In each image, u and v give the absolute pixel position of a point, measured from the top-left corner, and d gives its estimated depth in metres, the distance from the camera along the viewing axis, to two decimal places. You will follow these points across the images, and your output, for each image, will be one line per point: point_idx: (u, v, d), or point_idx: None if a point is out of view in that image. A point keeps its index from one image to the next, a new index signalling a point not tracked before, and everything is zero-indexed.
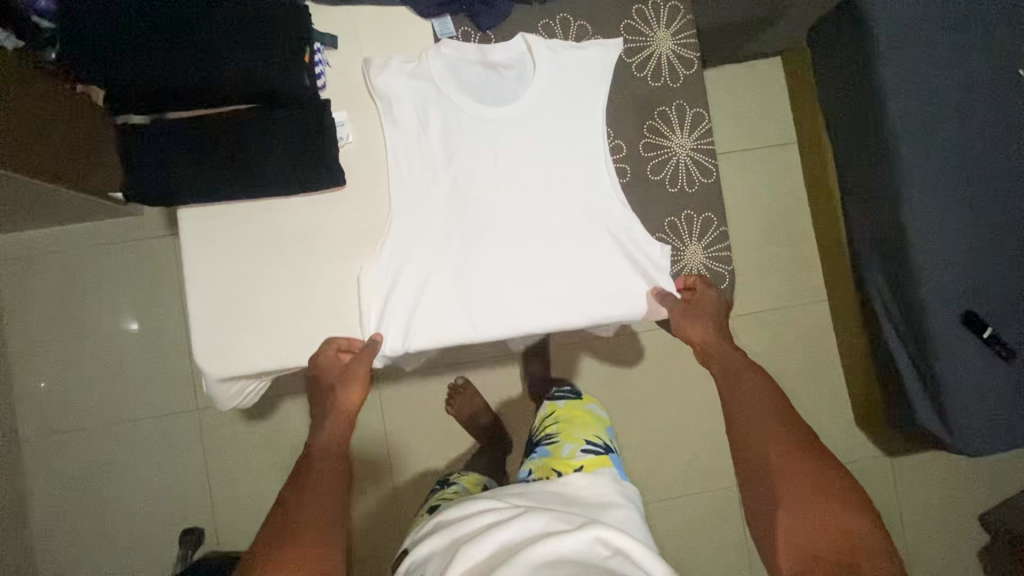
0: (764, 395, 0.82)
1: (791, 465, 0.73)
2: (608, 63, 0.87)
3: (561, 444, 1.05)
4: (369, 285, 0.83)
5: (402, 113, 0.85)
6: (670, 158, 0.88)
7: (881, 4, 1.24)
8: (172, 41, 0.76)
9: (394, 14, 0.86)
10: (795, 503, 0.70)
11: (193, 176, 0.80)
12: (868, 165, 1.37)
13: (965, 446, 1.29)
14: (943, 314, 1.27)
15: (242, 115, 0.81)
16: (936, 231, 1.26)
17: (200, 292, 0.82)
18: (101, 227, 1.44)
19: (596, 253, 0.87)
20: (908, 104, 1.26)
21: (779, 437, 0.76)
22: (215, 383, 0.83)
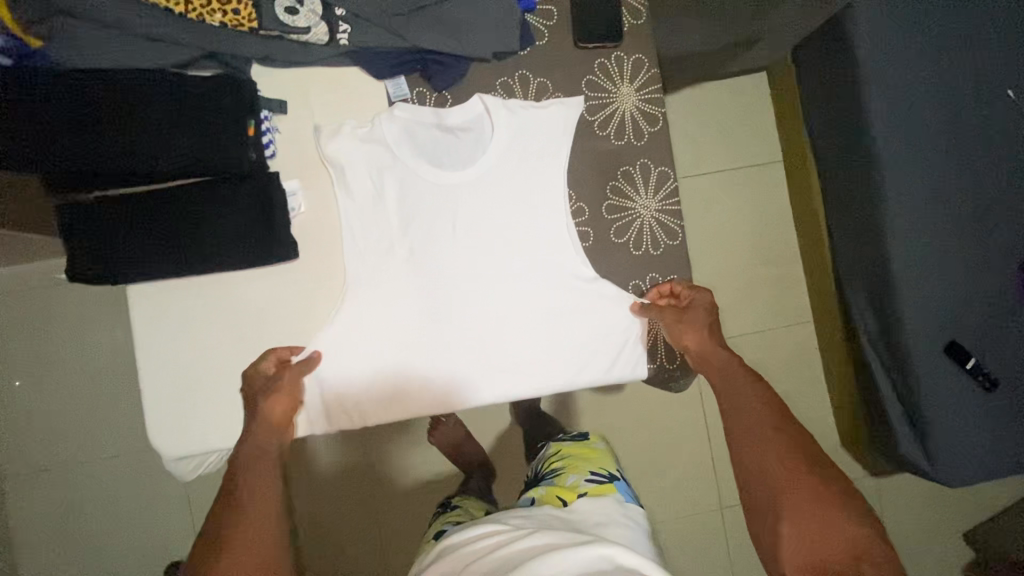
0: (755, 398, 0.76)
1: (788, 475, 0.68)
2: (570, 123, 0.84)
3: (566, 475, 1.01)
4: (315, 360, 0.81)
5: (355, 180, 0.82)
6: (635, 220, 0.86)
7: (868, 26, 1.19)
8: (112, 116, 0.73)
9: (348, 76, 0.83)
10: (798, 515, 0.65)
11: (137, 254, 0.77)
12: (850, 193, 1.32)
13: (949, 479, 1.22)
14: (926, 343, 1.21)
15: (188, 188, 0.78)
16: (919, 258, 1.21)
17: (153, 371, 0.80)
18: None
19: (551, 319, 0.84)
20: (894, 129, 1.20)
21: (776, 445, 0.71)
22: (172, 461, 0.82)
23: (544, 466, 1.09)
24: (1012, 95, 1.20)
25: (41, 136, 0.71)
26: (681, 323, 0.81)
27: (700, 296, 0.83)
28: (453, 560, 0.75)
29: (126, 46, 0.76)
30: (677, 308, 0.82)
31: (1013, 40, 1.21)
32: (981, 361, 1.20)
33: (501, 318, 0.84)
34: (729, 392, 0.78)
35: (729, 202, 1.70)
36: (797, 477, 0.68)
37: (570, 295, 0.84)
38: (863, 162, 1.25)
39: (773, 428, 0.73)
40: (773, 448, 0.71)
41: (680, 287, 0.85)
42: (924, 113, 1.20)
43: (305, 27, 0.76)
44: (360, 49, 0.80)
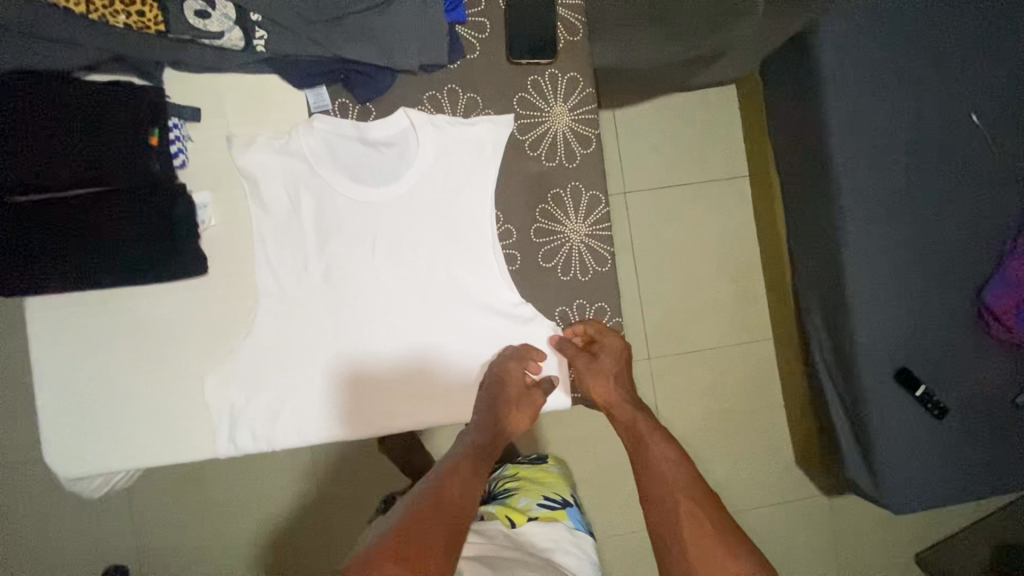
0: (671, 464, 0.75)
1: (703, 551, 0.67)
2: (496, 142, 0.81)
3: (517, 496, 0.98)
4: (218, 385, 0.77)
5: (271, 195, 0.78)
6: (564, 245, 0.83)
7: (828, 45, 1.17)
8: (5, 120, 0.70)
9: (267, 84, 0.80)
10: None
11: (27, 266, 0.73)
12: (807, 214, 1.30)
13: (893, 506, 1.21)
14: (875, 369, 1.20)
15: (90, 198, 0.74)
16: (872, 282, 1.19)
17: (51, 388, 0.77)
18: None
19: (475, 345, 0.81)
20: (852, 152, 1.18)
21: (689, 518, 0.69)
22: (70, 481, 0.78)
23: (497, 484, 1.04)
24: (973, 121, 1.18)
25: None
26: (590, 373, 0.81)
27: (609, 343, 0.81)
28: None
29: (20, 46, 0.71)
30: (587, 356, 0.81)
31: (977, 64, 1.18)
32: (930, 388, 1.19)
33: (421, 343, 0.81)
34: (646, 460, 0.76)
35: (692, 216, 1.67)
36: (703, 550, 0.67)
37: (497, 321, 0.81)
38: (820, 185, 1.23)
39: (688, 500, 0.72)
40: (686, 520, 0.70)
41: (591, 329, 0.82)
42: (881, 138, 1.18)
43: (219, 32, 0.72)
44: (278, 56, 0.76)
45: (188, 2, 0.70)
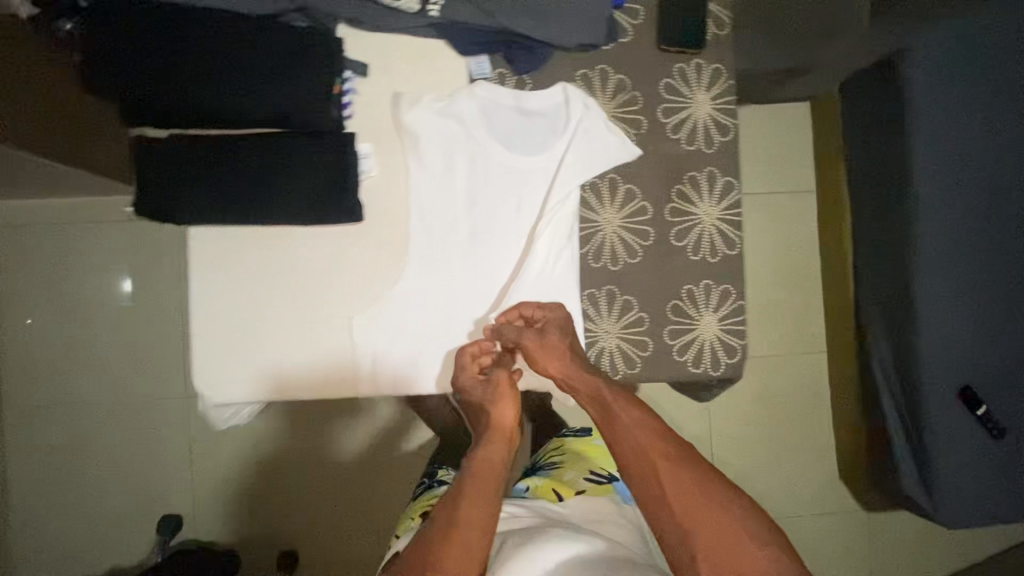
0: (642, 426, 0.73)
1: (692, 507, 0.67)
2: (625, 154, 0.85)
3: (564, 470, 1.01)
4: (365, 326, 0.82)
5: (429, 154, 0.82)
6: (696, 226, 0.86)
7: (925, 59, 1.15)
8: (202, 54, 0.72)
9: (432, 47, 0.83)
10: (708, 555, 0.65)
11: (204, 196, 0.77)
12: (874, 229, 1.31)
13: (947, 520, 1.22)
14: (940, 385, 1.20)
15: (268, 138, 0.78)
16: (943, 299, 1.20)
17: (207, 316, 0.80)
18: (102, 206, 1.38)
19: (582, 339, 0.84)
20: (940, 169, 1.18)
21: (673, 480, 0.68)
22: (212, 408, 0.82)
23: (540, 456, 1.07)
24: None
25: (120, 81, 0.71)
26: (541, 353, 0.78)
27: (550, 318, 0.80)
28: None
29: None
30: (535, 335, 0.78)
31: None
32: (990, 409, 1.20)
33: (484, 313, 0.83)
34: (620, 433, 0.73)
35: (759, 225, 1.71)
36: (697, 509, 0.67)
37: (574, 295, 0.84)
38: (897, 201, 1.23)
39: (666, 459, 0.70)
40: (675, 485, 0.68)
41: (528, 311, 0.81)
42: (959, 158, 1.17)
43: None
44: (447, 21, 0.79)
45: None
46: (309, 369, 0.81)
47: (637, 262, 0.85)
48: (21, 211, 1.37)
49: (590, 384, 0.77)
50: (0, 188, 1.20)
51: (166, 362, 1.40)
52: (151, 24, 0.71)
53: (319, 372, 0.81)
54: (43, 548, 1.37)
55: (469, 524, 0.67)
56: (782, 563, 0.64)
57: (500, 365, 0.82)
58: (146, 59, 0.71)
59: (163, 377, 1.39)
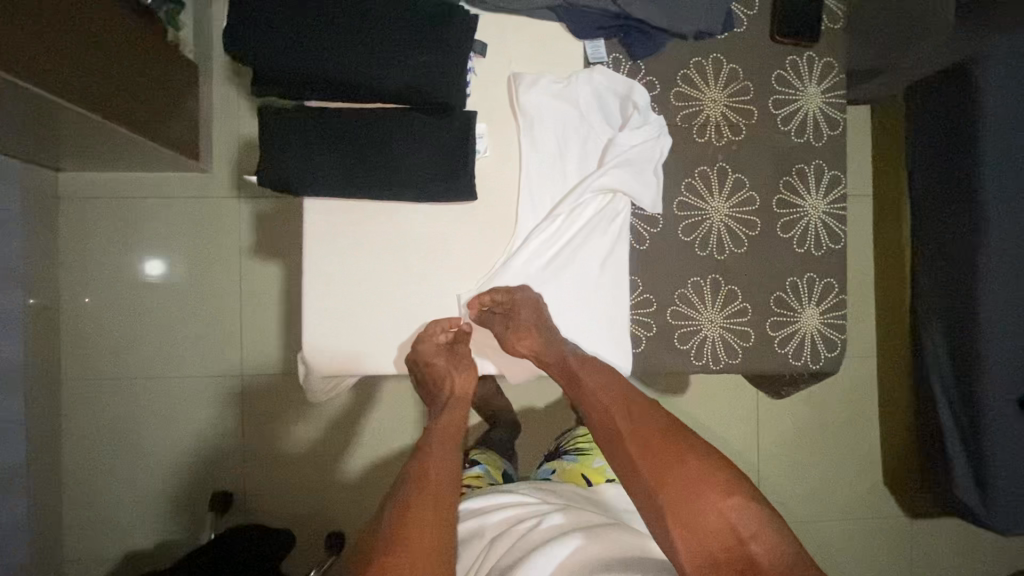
0: (607, 390, 0.75)
1: (655, 463, 0.67)
2: (645, 203, 0.82)
3: (592, 456, 1.04)
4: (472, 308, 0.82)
5: (542, 135, 0.83)
6: (802, 219, 0.86)
7: (1002, 53, 1.08)
8: (339, 27, 0.73)
9: (549, 30, 0.84)
10: (674, 508, 0.64)
11: (326, 169, 0.77)
12: (934, 243, 1.24)
13: (1002, 525, 1.18)
14: (1003, 390, 1.14)
15: (392, 114, 0.78)
16: (1007, 301, 1.13)
17: (317, 286, 0.80)
18: (170, 179, 1.38)
19: (621, 360, 0.82)
20: (1011, 165, 1.10)
21: (637, 437, 0.70)
22: (316, 379, 0.82)
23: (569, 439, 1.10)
24: None
25: (257, 45, 0.72)
26: (512, 332, 0.78)
27: (525, 296, 0.79)
28: (474, 521, 0.84)
29: None
30: (505, 318, 0.78)
31: None
32: None
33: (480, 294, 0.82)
34: (586, 399, 0.75)
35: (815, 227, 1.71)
36: (670, 465, 0.67)
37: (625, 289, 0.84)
38: (960, 215, 1.16)
39: (630, 420, 0.72)
40: (642, 444, 0.69)
41: (499, 295, 0.79)
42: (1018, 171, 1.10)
43: None
44: (568, 4, 0.81)
45: None
46: (319, 342, 0.80)
47: (743, 251, 0.85)
48: (88, 182, 1.36)
49: (556, 355, 0.78)
50: (79, 153, 1.20)
51: (225, 340, 1.40)
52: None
53: (333, 348, 0.80)
54: (96, 517, 1.37)
55: (421, 495, 0.65)
56: (749, 511, 0.64)
57: (463, 340, 0.82)
58: (286, 28, 0.72)
59: (222, 354, 1.40)
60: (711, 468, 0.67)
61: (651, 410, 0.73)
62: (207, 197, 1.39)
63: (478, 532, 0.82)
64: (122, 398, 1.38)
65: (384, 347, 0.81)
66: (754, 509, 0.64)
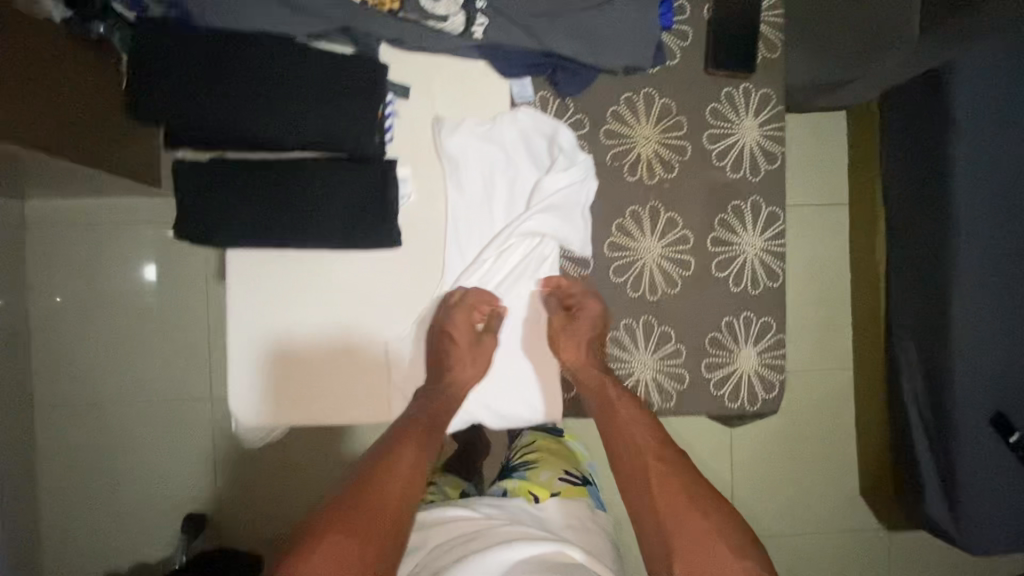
0: (639, 425, 0.78)
1: (675, 508, 0.71)
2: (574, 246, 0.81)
3: (538, 471, 1.01)
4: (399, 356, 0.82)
5: (468, 178, 0.81)
6: (738, 257, 0.84)
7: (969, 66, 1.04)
8: (249, 81, 0.72)
9: (473, 68, 0.82)
10: (683, 553, 0.68)
11: (243, 221, 0.76)
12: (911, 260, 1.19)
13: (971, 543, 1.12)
14: (973, 401, 1.09)
15: (308, 164, 0.77)
16: (980, 312, 1.07)
17: (242, 337, 0.80)
18: (133, 203, 1.36)
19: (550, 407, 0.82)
20: (985, 172, 1.05)
21: (660, 481, 0.73)
22: (245, 429, 0.82)
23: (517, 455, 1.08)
24: None
25: (167, 97, 0.71)
26: (563, 338, 0.80)
27: (590, 306, 0.81)
28: (420, 537, 0.85)
29: (262, 10, 0.73)
30: (563, 317, 0.80)
31: None
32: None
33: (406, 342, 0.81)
34: (618, 431, 0.78)
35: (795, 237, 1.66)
36: (687, 513, 0.70)
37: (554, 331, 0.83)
38: (931, 231, 1.12)
39: (655, 460, 0.75)
40: (663, 483, 0.73)
41: (575, 287, 0.81)
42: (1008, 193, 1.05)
43: (444, 15, 0.76)
44: (490, 44, 0.78)
45: None
46: (244, 394, 0.80)
47: (676, 292, 0.84)
48: (45, 211, 1.35)
49: (596, 378, 0.81)
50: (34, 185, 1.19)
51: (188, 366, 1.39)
52: (201, 41, 0.71)
53: (258, 398, 0.80)
54: (71, 541, 1.39)
55: (381, 498, 0.70)
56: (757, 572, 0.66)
57: (492, 331, 0.82)
58: (195, 85, 0.71)
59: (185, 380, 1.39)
60: (727, 527, 0.69)
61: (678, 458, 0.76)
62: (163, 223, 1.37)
63: (427, 540, 0.83)
64: (93, 424, 1.39)
65: (310, 396, 0.81)
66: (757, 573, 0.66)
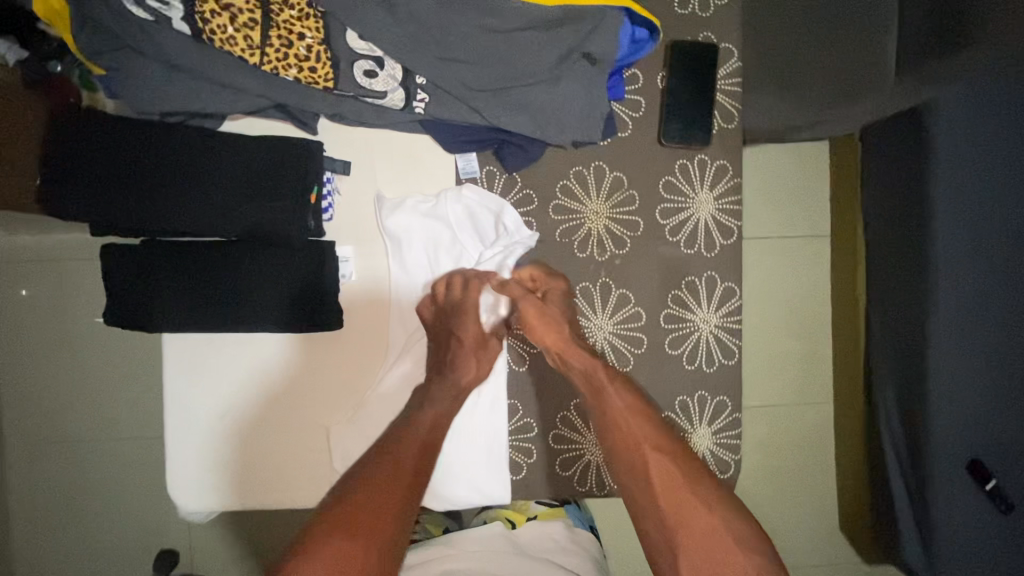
0: (634, 413, 0.69)
1: (679, 504, 0.63)
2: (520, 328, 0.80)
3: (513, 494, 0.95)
4: (340, 443, 0.78)
5: (411, 257, 0.80)
6: (693, 334, 0.82)
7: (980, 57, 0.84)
8: (179, 170, 0.71)
9: (418, 142, 0.79)
10: (689, 553, 0.61)
11: (173, 307, 0.74)
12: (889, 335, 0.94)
13: None
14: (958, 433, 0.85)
15: (241, 249, 0.74)
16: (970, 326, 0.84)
17: (179, 420, 0.78)
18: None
19: (498, 490, 0.80)
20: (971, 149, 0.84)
21: (662, 473, 0.65)
22: (186, 512, 0.80)
23: None
24: None
25: (77, 193, 0.69)
26: (544, 322, 0.74)
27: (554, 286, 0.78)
28: None
29: (196, 90, 0.72)
30: (538, 302, 0.75)
31: None
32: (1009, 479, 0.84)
33: (347, 427, 0.78)
34: (611, 419, 0.69)
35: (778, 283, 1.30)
36: (693, 507, 0.62)
37: (502, 413, 0.81)
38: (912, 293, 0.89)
39: (655, 450, 0.66)
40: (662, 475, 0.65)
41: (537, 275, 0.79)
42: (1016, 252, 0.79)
43: (381, 92, 0.72)
44: (432, 118, 0.76)
45: (359, 62, 0.70)
46: (184, 477, 0.78)
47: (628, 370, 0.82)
48: None
49: (586, 363, 0.72)
50: None
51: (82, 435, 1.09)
52: (123, 137, 0.70)
53: (197, 481, 0.78)
54: None
55: (377, 493, 0.61)
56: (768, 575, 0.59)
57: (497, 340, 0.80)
58: (120, 175, 0.70)
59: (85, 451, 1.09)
60: (736, 522, 0.61)
61: (676, 446, 0.67)
62: (55, 262, 1.04)
63: None
64: None
65: (252, 481, 0.79)
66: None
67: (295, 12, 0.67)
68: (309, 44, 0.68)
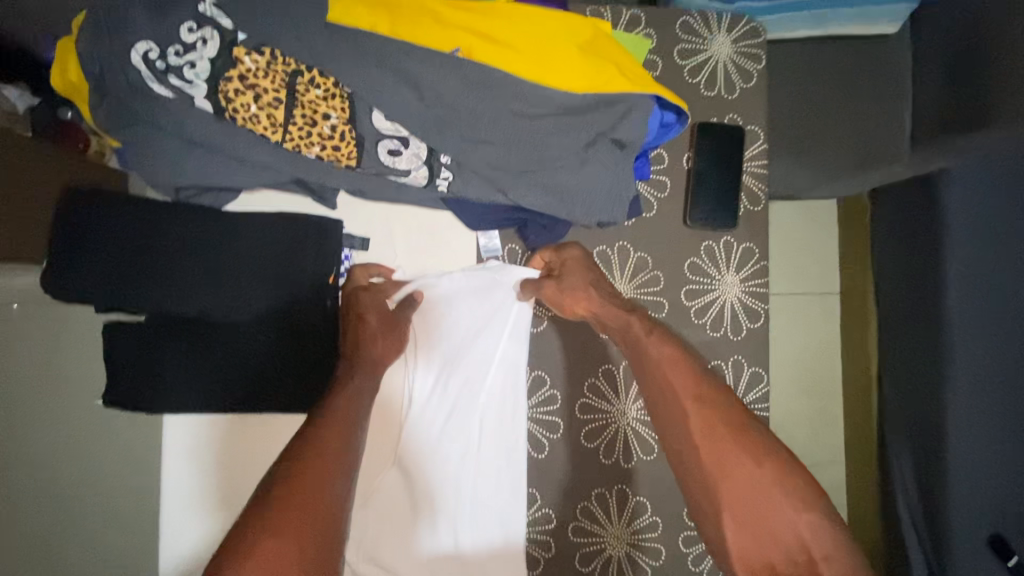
0: (673, 366, 0.67)
1: (722, 455, 0.60)
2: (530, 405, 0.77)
3: None
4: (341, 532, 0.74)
5: (424, 331, 0.78)
6: None
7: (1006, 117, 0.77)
8: (197, 245, 0.70)
9: (439, 219, 0.78)
10: (739, 511, 0.58)
11: (180, 383, 0.72)
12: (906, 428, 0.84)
13: None
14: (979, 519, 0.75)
15: (250, 326, 0.72)
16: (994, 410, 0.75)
17: (177, 490, 0.76)
18: None
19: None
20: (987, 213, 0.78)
21: (701, 422, 0.63)
22: None
23: None
24: None
25: (89, 276, 0.67)
26: (566, 294, 0.73)
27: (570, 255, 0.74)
28: None
29: (215, 166, 0.70)
30: (554, 282, 0.73)
31: None
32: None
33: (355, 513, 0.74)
34: (649, 371, 0.68)
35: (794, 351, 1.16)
36: (742, 463, 0.59)
37: (517, 500, 0.76)
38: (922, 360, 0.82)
39: (698, 403, 0.64)
40: (704, 431, 0.62)
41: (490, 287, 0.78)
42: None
43: (405, 170, 0.70)
44: (455, 196, 0.74)
45: (384, 141, 0.68)
46: (175, 547, 0.75)
47: (652, 458, 0.78)
48: None
49: (621, 319, 0.71)
50: None
51: None
52: (137, 221, 0.70)
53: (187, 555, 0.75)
54: None
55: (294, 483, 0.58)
56: (822, 527, 0.55)
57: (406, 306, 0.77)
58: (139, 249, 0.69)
59: None
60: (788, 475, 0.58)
61: (718, 400, 0.64)
62: None
63: None
64: None
65: None
66: (828, 526, 0.56)
67: (320, 91, 0.65)
68: (334, 124, 0.67)
